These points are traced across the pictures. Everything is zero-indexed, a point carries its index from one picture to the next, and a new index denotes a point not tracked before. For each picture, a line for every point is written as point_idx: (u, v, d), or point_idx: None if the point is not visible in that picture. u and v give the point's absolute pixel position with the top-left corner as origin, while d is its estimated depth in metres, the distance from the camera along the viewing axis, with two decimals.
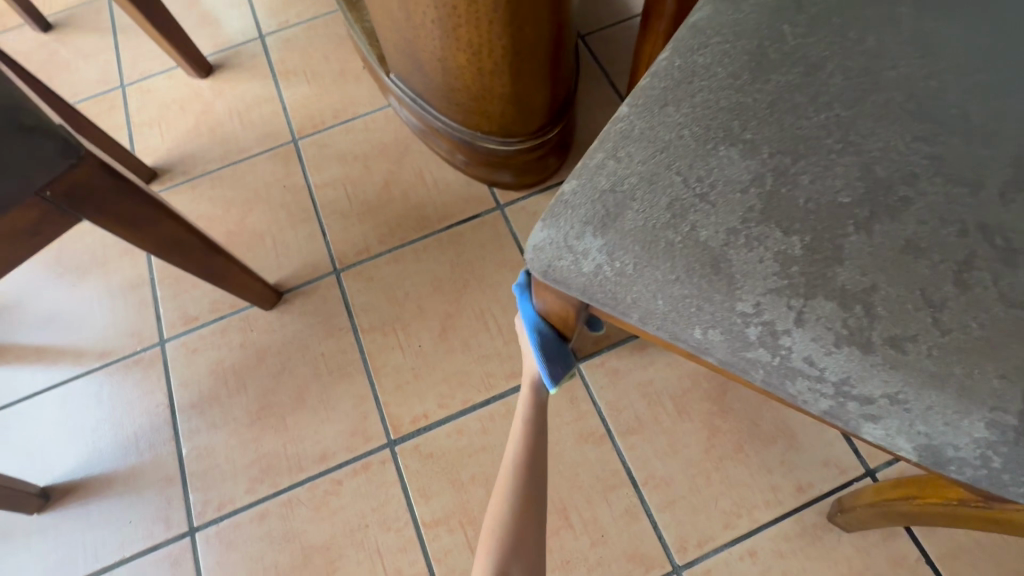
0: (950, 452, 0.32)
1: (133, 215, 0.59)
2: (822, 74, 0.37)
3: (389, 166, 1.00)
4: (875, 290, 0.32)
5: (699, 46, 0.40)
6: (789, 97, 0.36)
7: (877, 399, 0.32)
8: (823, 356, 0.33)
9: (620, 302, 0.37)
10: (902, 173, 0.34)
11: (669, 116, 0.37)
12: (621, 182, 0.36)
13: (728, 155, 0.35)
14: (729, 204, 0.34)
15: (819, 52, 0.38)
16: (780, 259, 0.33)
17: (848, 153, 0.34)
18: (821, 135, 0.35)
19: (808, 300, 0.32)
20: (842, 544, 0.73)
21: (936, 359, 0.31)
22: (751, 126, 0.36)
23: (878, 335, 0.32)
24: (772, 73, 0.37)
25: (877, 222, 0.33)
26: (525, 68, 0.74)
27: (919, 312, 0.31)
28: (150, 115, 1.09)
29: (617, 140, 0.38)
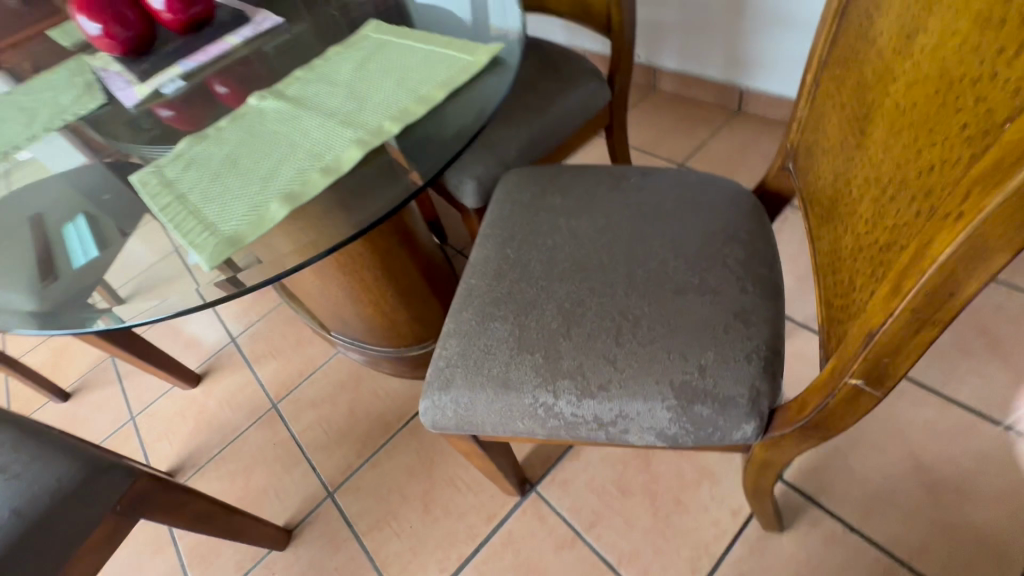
0: (669, 430, 0.58)
1: (175, 502, 0.82)
2: (531, 267, 0.71)
3: (350, 394, 1.29)
4: (583, 365, 0.60)
5: (471, 273, 0.74)
6: (517, 284, 0.69)
7: (616, 419, 0.59)
8: (577, 408, 0.60)
9: (477, 422, 0.64)
10: (577, 302, 0.65)
11: (464, 316, 0.69)
12: (450, 360, 0.66)
13: (496, 325, 0.66)
14: (503, 350, 0.64)
15: (527, 256, 0.72)
16: (534, 368, 0.62)
17: (550, 302, 0.66)
18: (537, 297, 0.67)
19: (556, 383, 0.60)
20: (784, 544, 0.89)
21: (625, 387, 0.58)
22: (503, 306, 0.68)
23: (594, 386, 0.59)
24: (507, 274, 0.71)
25: (573, 330, 0.63)
26: (411, 297, 1.09)
27: (606, 367, 0.60)
28: (159, 431, 1.37)
29: (443, 339, 0.68)
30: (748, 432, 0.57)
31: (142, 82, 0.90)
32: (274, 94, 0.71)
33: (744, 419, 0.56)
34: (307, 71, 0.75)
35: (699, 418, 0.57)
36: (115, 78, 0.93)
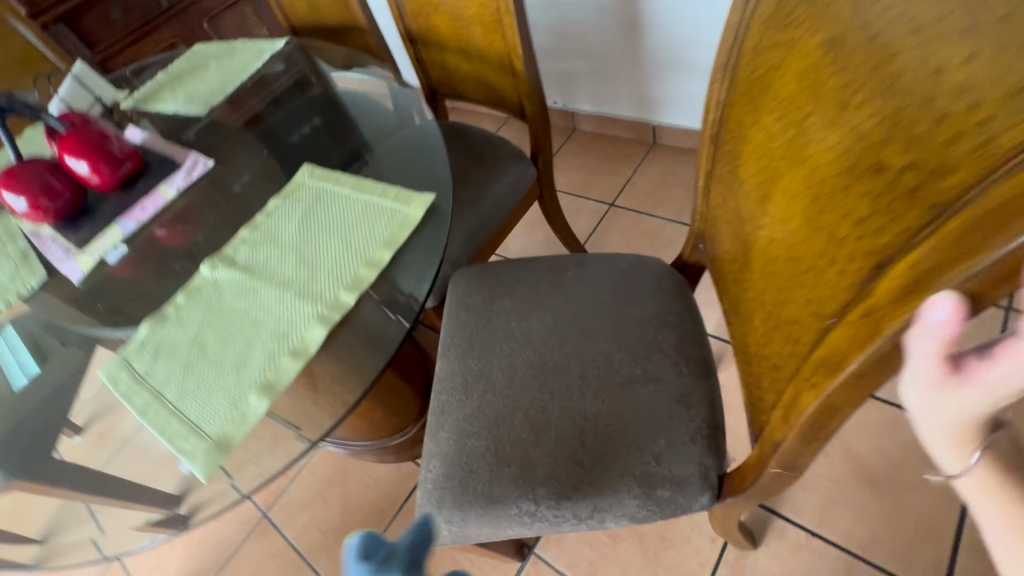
0: (639, 515, 0.66)
1: None
2: (494, 377, 0.78)
3: (340, 488, 1.32)
4: (556, 471, 0.68)
5: (440, 390, 0.80)
6: (484, 397, 0.76)
7: (592, 513, 0.66)
8: (557, 510, 0.67)
9: (470, 536, 0.70)
10: (541, 409, 0.73)
11: (441, 436, 0.75)
12: (436, 481, 0.72)
13: (472, 441, 0.72)
14: (483, 466, 0.70)
15: (488, 366, 0.79)
16: (514, 479, 0.69)
17: (517, 411, 0.73)
18: (505, 408, 0.74)
19: (535, 491, 0.67)
20: (760, 559, 0.99)
21: (595, 485, 0.66)
22: (475, 421, 0.74)
23: (569, 488, 0.67)
24: (474, 388, 0.77)
25: (542, 437, 0.70)
26: (384, 393, 1.14)
27: (576, 469, 0.67)
28: (147, 563, 1.34)
29: (426, 461, 0.74)
30: (705, 503, 0.66)
31: (81, 252, 0.90)
32: (226, 262, 0.75)
33: (700, 493, 0.65)
34: (251, 230, 0.79)
35: (662, 500, 0.65)
36: (52, 245, 0.93)
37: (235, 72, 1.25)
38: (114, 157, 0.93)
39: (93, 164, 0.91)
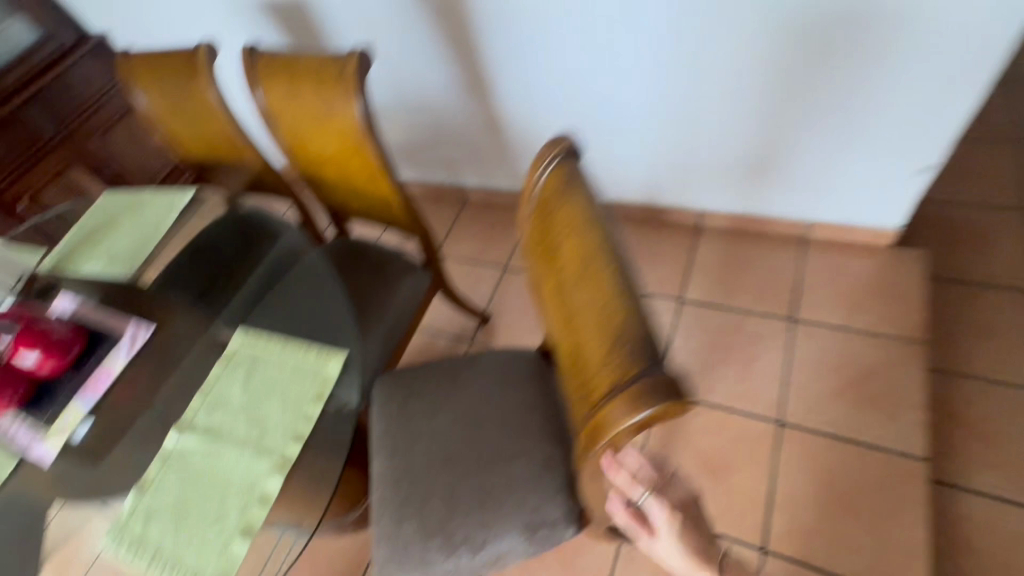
0: (529, 551, 0.95)
1: None
2: (416, 469, 1.04)
3: (308, 567, 1.51)
4: (468, 534, 0.95)
5: (377, 486, 1.04)
6: (410, 486, 1.02)
7: (497, 558, 0.95)
8: (473, 562, 0.94)
9: None
10: (453, 489, 1.00)
11: (382, 522, 1.00)
12: (383, 559, 0.96)
13: (406, 523, 0.98)
14: (416, 540, 0.96)
15: (411, 461, 1.05)
16: (439, 546, 0.95)
17: (436, 493, 1.00)
18: (427, 493, 1.00)
19: (456, 552, 0.94)
20: (643, 548, 1.32)
21: (496, 538, 0.94)
22: (406, 507, 1.00)
23: (478, 545, 0.94)
24: (402, 480, 1.03)
25: (456, 511, 0.97)
26: None
27: (481, 529, 0.95)
28: None
29: (374, 544, 0.99)
30: (571, 533, 0.96)
31: (50, 434, 1.05)
32: (189, 427, 0.96)
33: (566, 528, 0.95)
34: (203, 395, 0.99)
35: (542, 539, 0.95)
36: (18, 430, 1.06)
37: (149, 229, 1.39)
38: (64, 343, 1.09)
39: (46, 354, 1.05)
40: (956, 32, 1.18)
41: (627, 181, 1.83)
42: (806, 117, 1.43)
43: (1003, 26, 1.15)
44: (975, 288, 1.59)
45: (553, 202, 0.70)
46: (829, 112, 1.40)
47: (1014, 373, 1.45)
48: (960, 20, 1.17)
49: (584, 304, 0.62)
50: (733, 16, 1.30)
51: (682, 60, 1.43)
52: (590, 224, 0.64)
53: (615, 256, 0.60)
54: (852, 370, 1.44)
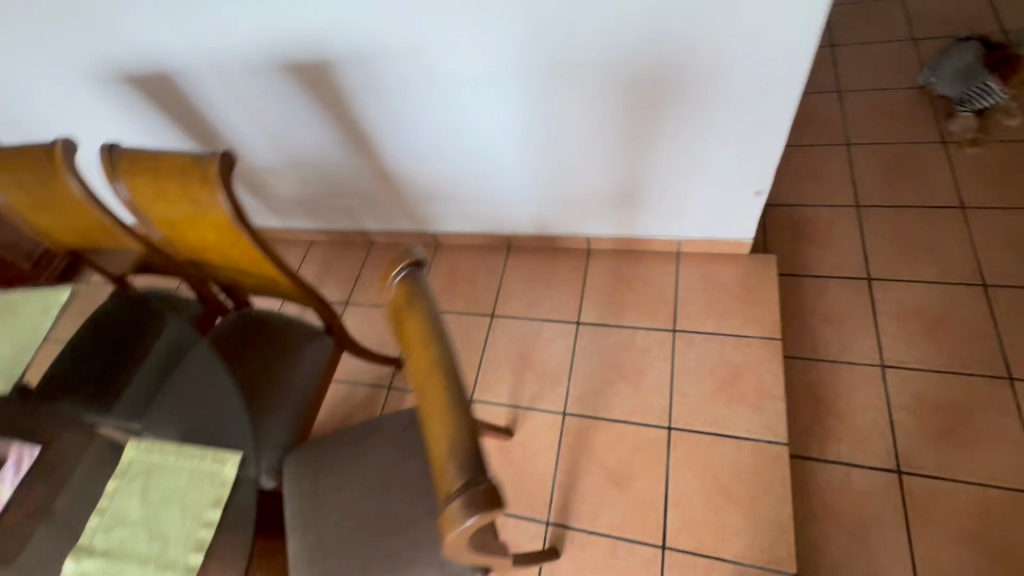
0: None
1: None
2: (331, 543, 1.10)
3: None
4: None
5: (295, 565, 1.10)
6: (327, 561, 1.08)
7: None
8: None
9: None
10: (366, 558, 1.07)
11: None
12: None
13: None
14: None
15: (325, 536, 1.11)
16: None
17: (351, 564, 1.07)
18: (343, 565, 1.07)
19: None
20: (562, 563, 1.46)
21: None
22: None
23: None
24: (318, 556, 1.09)
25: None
26: None
27: None
28: None
29: None
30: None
31: None
32: (86, 550, 0.95)
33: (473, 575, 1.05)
34: (99, 515, 0.99)
35: None
36: None
37: (30, 334, 1.32)
38: None
39: None
40: (756, 83, 1.32)
41: (518, 216, 1.94)
42: (654, 157, 1.56)
43: (791, 74, 1.30)
44: (818, 281, 1.85)
45: (404, 312, 0.78)
46: (670, 151, 1.54)
47: (854, 353, 1.70)
48: (757, 72, 1.31)
49: (427, 406, 0.71)
50: (579, 84, 1.40)
51: (535, 116, 1.52)
52: (431, 335, 0.73)
53: (450, 368, 0.70)
54: (725, 371, 1.63)
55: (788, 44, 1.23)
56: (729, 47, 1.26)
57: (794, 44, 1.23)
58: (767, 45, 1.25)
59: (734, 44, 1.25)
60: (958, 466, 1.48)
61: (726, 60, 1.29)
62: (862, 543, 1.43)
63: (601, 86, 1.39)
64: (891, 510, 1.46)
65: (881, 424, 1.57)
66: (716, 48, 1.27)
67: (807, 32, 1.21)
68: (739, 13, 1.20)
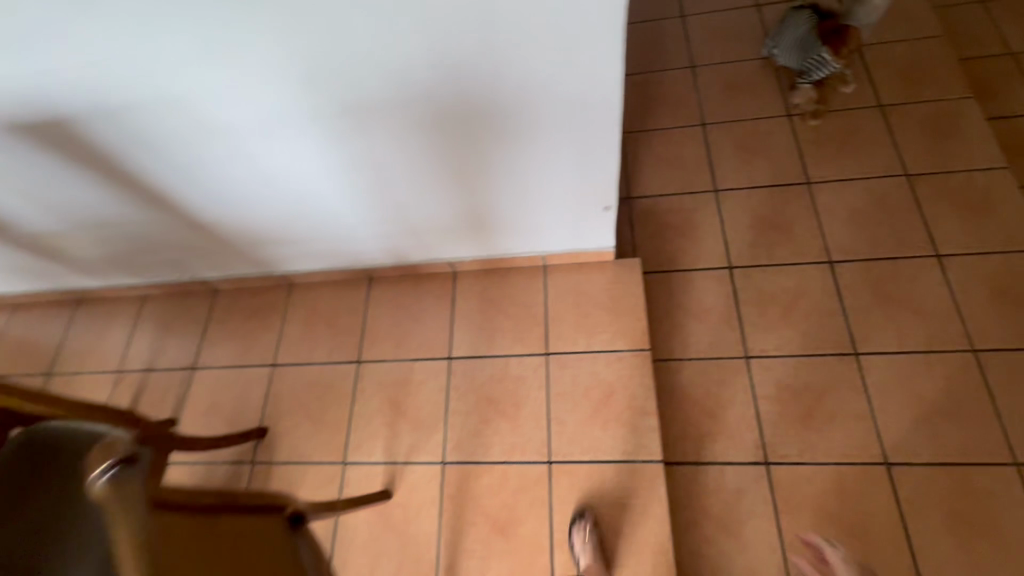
0: None
1: None
2: None
3: None
4: None
5: None
6: None
7: None
8: None
9: None
10: None
11: None
12: None
13: None
14: None
15: None
16: None
17: None
18: None
19: None
20: None
21: None
22: None
23: None
24: None
25: None
26: None
27: None
28: None
29: None
30: None
31: None
32: None
33: None
34: None
35: None
36: None
37: None
38: None
39: None
40: (572, 106, 1.22)
41: (368, 250, 1.75)
42: (491, 186, 1.43)
43: (606, 97, 1.20)
44: (684, 277, 1.84)
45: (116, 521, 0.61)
46: (507, 179, 1.41)
47: (721, 348, 1.72)
48: (569, 95, 1.19)
49: None
50: (381, 119, 1.22)
51: (349, 157, 1.33)
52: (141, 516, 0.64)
53: None
54: (599, 391, 1.59)
55: (593, 65, 1.13)
56: (535, 73, 1.14)
57: (605, 66, 1.13)
58: (577, 68, 1.14)
59: (540, 70, 1.13)
60: (816, 449, 1.55)
61: (537, 86, 1.17)
62: (738, 540, 1.48)
63: (410, 121, 1.23)
64: (761, 502, 1.51)
65: (748, 417, 1.62)
66: (523, 76, 1.14)
67: (614, 53, 1.11)
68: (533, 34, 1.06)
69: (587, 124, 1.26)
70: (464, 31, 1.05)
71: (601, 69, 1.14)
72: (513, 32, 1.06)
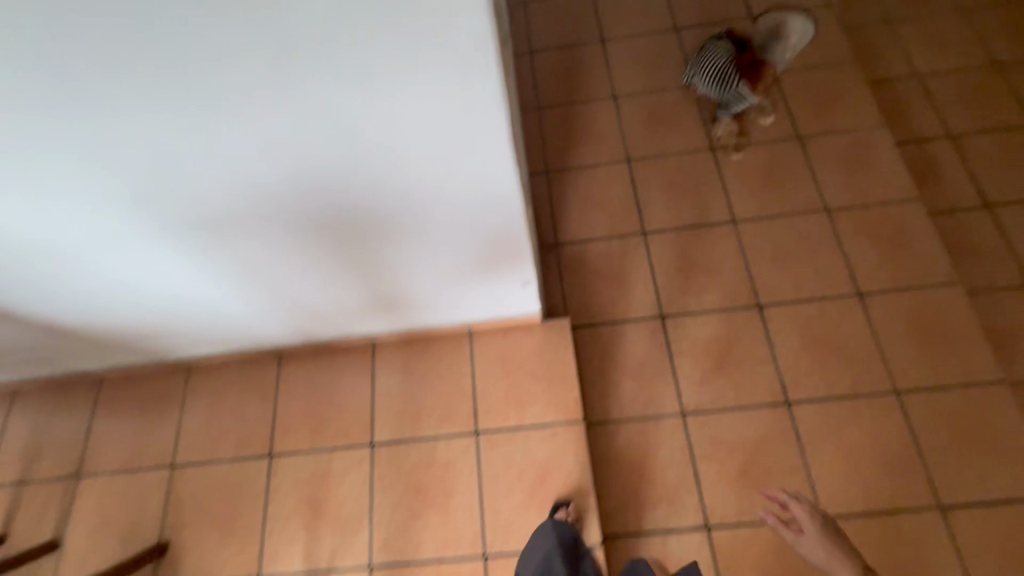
0: None
1: None
2: None
3: None
4: None
5: None
6: None
7: None
8: None
9: None
10: None
11: None
12: None
13: None
14: None
15: None
16: None
17: None
18: None
19: None
20: None
21: None
22: None
23: None
24: None
25: None
26: None
27: None
28: None
29: None
30: None
31: None
32: None
33: None
34: None
35: None
36: None
37: None
38: None
39: None
40: (464, 197, 1.09)
41: (277, 334, 1.60)
42: (391, 273, 1.29)
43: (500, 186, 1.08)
44: (617, 331, 1.77)
45: None
46: (410, 266, 1.28)
47: (657, 406, 1.67)
48: (459, 188, 1.07)
49: None
50: (249, 225, 1.09)
51: (220, 256, 1.17)
52: None
53: None
54: (533, 472, 1.50)
55: (477, 160, 1.00)
56: (412, 174, 1.01)
57: (489, 160, 1.01)
58: (459, 165, 1.01)
59: (416, 171, 1.00)
60: (754, 508, 1.53)
61: (417, 184, 1.04)
62: None
63: (279, 223, 1.09)
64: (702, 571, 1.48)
65: (687, 480, 1.58)
66: (398, 177, 1.01)
67: (496, 149, 0.98)
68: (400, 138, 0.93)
69: (485, 215, 1.14)
70: (320, 138, 0.91)
71: (489, 166, 1.01)
72: (377, 139, 0.92)
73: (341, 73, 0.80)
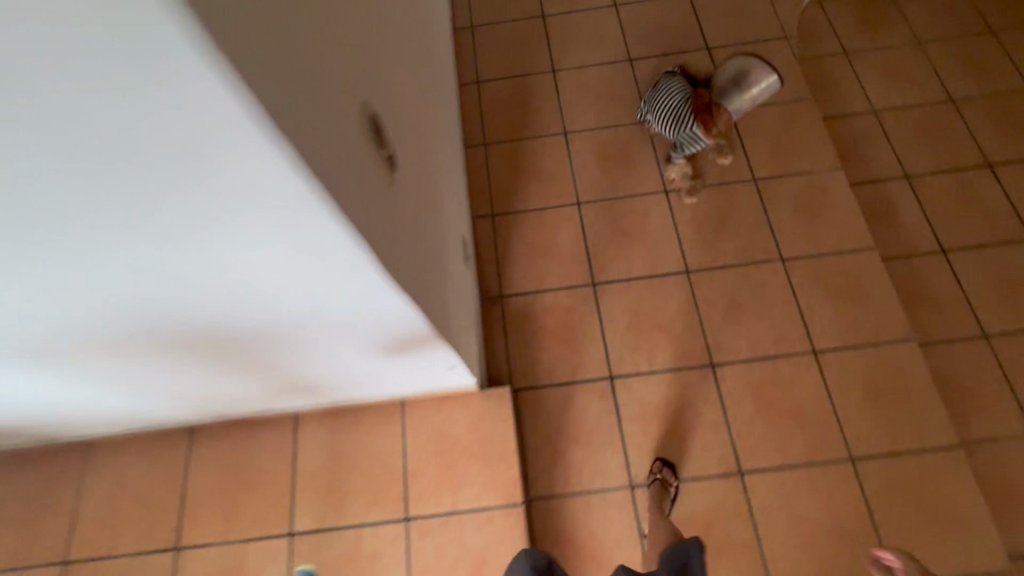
0: None
1: None
2: None
3: None
4: None
5: None
6: None
7: None
8: None
9: None
10: None
11: None
12: None
13: None
14: None
15: None
16: None
17: None
18: None
19: None
20: None
21: None
22: None
23: None
24: None
25: None
26: None
27: None
28: None
29: None
30: None
31: None
32: None
33: None
34: None
35: None
36: None
37: None
38: None
39: None
40: (353, 321, 0.92)
41: (180, 414, 1.44)
42: (293, 371, 1.14)
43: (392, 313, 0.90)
44: (563, 393, 1.66)
45: None
46: (311, 365, 1.13)
47: (604, 477, 1.56)
48: (343, 315, 0.90)
49: None
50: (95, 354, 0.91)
51: (74, 374, 0.99)
52: None
53: None
54: (468, 561, 1.39)
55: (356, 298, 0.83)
56: (280, 309, 0.84)
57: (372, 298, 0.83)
58: (334, 301, 0.84)
59: (284, 307, 0.83)
60: None
61: (290, 315, 0.87)
62: None
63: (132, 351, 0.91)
64: None
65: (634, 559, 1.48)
66: (262, 311, 0.84)
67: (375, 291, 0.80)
68: (250, 286, 0.75)
69: (385, 331, 0.98)
70: (136, 291, 0.71)
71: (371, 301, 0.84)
72: (219, 287, 0.74)
73: (123, 247, 0.60)
